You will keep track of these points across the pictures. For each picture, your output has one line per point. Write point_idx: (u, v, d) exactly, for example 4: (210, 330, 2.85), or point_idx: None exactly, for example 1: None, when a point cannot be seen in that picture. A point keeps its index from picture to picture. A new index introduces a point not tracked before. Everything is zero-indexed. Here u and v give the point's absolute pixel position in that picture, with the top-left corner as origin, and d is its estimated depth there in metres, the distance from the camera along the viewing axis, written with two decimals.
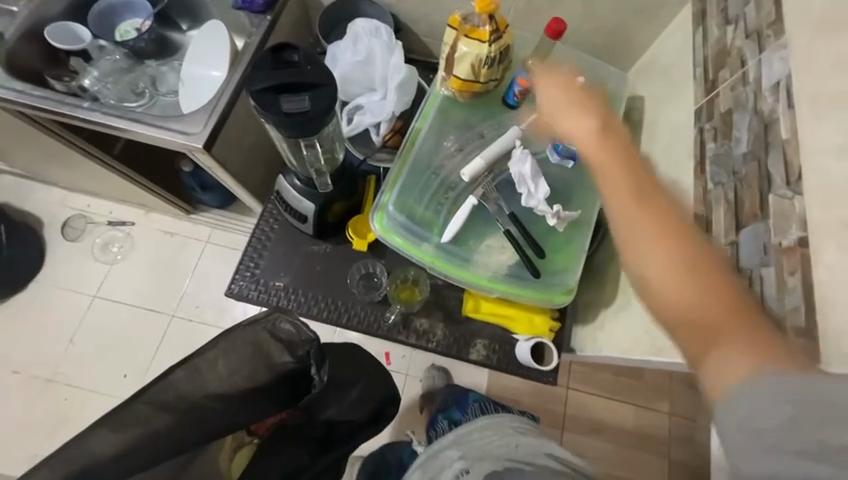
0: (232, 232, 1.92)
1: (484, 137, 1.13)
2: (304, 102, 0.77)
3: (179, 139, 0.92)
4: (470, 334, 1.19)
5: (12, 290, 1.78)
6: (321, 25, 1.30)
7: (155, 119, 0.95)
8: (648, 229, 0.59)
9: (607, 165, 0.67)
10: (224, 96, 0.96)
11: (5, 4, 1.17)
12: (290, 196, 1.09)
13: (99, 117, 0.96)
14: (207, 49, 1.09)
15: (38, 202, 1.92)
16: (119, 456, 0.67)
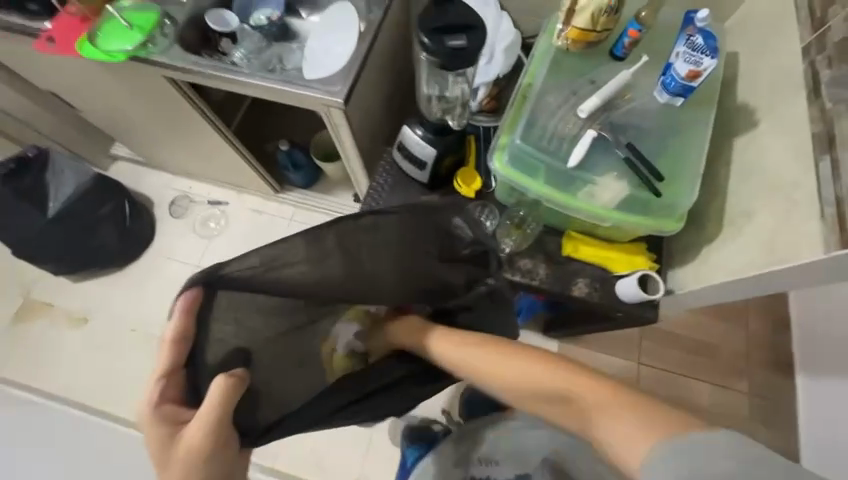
0: (314, 210, 2.10)
1: (596, 83, 0.93)
2: (463, 40, 0.85)
3: (324, 94, 1.06)
4: (572, 274, 1.07)
5: (128, 258, 2.00)
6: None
7: (301, 80, 1.09)
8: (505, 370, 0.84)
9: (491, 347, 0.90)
10: (357, 60, 1.11)
11: None
12: (411, 143, 1.08)
13: (259, 81, 1.10)
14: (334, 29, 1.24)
15: (149, 184, 2.19)
16: (290, 277, 0.78)
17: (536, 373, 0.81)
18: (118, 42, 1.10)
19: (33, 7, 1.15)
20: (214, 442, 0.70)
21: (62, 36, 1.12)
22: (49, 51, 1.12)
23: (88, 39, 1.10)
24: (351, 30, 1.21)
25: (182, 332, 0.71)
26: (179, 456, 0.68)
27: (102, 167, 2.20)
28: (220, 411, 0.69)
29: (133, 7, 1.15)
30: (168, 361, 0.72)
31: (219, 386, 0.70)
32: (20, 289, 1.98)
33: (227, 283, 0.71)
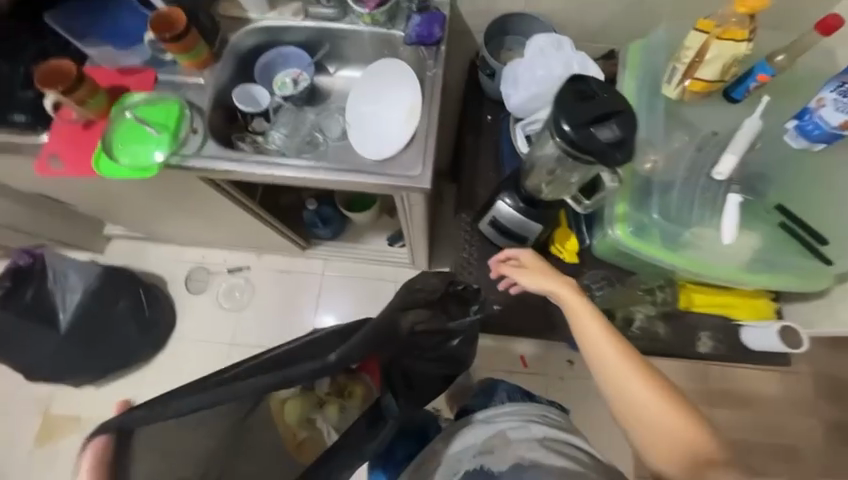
0: (347, 261, 1.95)
1: (718, 134, 0.93)
2: (616, 131, 0.65)
3: (406, 181, 0.93)
4: (693, 330, 1.09)
5: (155, 350, 1.80)
6: (490, 30, 1.10)
7: (372, 167, 0.95)
8: (600, 334, 0.75)
9: (580, 315, 0.78)
10: (431, 135, 0.98)
11: (128, 60, 1.00)
12: (508, 219, 0.96)
13: (321, 172, 0.94)
14: (384, 91, 1.09)
15: (156, 260, 1.96)
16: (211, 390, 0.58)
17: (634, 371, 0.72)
18: (146, 149, 0.93)
19: (21, 118, 0.94)
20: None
21: (70, 151, 0.92)
22: (57, 173, 0.91)
23: (107, 152, 0.92)
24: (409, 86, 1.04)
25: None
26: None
27: (97, 250, 1.96)
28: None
29: (144, 100, 0.96)
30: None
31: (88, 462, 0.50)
32: (36, 405, 1.76)
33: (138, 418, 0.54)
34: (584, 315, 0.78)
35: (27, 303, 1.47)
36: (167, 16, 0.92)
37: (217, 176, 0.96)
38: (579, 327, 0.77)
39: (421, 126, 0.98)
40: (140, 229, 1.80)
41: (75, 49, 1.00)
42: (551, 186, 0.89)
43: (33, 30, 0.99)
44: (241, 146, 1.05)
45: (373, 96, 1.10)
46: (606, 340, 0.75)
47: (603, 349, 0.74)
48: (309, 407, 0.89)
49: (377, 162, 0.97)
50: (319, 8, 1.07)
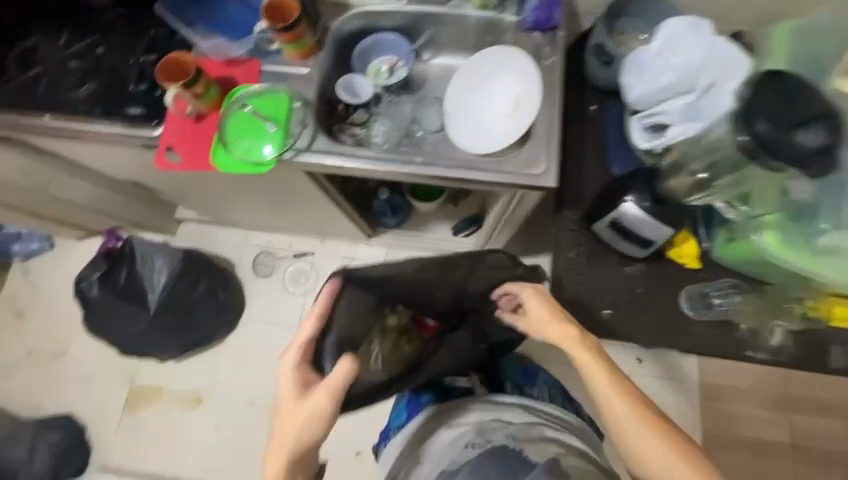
0: (409, 250, 1.93)
1: None
2: (822, 135, 0.77)
3: (530, 181, 0.90)
4: (825, 345, 1.16)
5: (228, 330, 1.87)
6: (607, 12, 1.02)
7: (492, 165, 0.92)
8: (602, 377, 0.81)
9: (585, 360, 0.83)
10: (554, 130, 0.94)
11: (232, 48, 0.97)
12: (633, 221, 0.99)
13: (443, 170, 0.92)
14: (491, 79, 1.03)
15: (224, 244, 2.01)
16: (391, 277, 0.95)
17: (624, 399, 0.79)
18: (261, 144, 0.92)
19: (135, 110, 0.93)
20: (326, 418, 0.80)
21: (185, 146, 0.91)
22: (174, 168, 0.91)
23: (223, 147, 0.91)
24: (524, 76, 0.99)
25: (321, 315, 0.86)
26: (306, 412, 0.80)
27: (168, 232, 2.02)
28: (336, 394, 0.79)
29: (254, 92, 0.94)
30: (307, 337, 0.85)
31: (342, 367, 0.79)
32: (121, 376, 1.88)
33: (358, 278, 0.90)
34: (588, 361, 0.83)
35: (120, 285, 1.54)
36: (281, 5, 0.90)
37: (331, 172, 0.95)
38: (586, 369, 0.83)
39: (539, 119, 0.94)
40: (212, 214, 1.84)
41: (179, 38, 0.98)
42: (714, 191, 0.95)
43: (139, 19, 0.98)
44: (342, 138, 1.03)
45: (478, 84, 1.05)
46: (609, 381, 0.80)
47: (605, 390, 0.80)
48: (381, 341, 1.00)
49: (496, 159, 0.94)
50: None
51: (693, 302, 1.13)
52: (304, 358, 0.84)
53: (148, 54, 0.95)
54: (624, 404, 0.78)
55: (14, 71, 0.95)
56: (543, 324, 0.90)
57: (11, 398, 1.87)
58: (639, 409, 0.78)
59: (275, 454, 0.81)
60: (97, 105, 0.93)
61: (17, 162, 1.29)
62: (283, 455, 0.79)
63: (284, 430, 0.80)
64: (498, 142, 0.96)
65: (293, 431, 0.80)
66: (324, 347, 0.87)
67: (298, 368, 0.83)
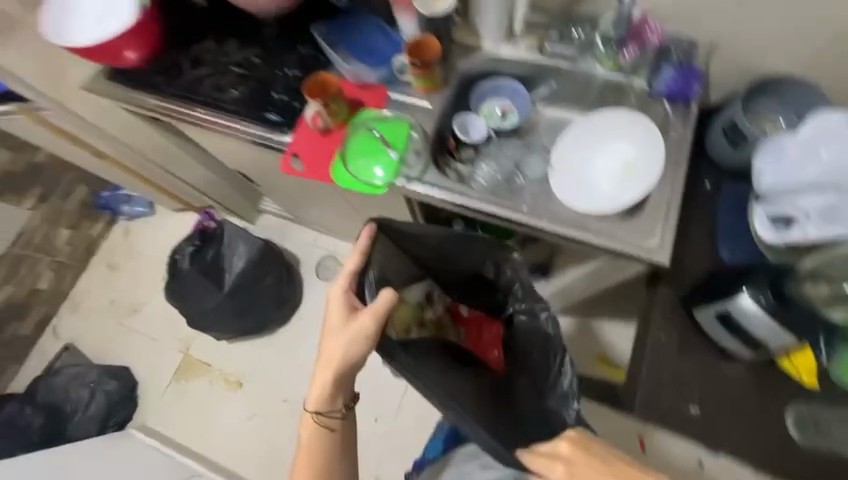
0: None
1: None
2: None
3: (639, 251, 0.91)
4: None
5: (282, 323, 1.95)
6: (744, 95, 1.00)
7: (603, 228, 0.95)
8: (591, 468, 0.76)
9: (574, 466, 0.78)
10: (670, 206, 0.94)
11: (368, 74, 1.04)
12: (752, 318, 0.98)
13: (550, 225, 0.96)
14: (607, 141, 1.03)
15: (295, 241, 2.13)
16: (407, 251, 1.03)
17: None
18: (377, 165, 0.98)
19: (274, 116, 1.03)
20: (372, 337, 0.84)
21: (310, 156, 1.00)
22: (297, 173, 0.99)
23: (343, 163, 0.98)
24: (647, 143, 0.98)
25: (365, 252, 0.92)
26: (354, 331, 0.83)
27: (249, 220, 2.18)
28: (382, 316, 0.83)
29: (380, 116, 1.01)
30: (351, 270, 0.90)
31: (384, 294, 0.83)
32: (179, 343, 2.01)
33: (391, 229, 0.97)
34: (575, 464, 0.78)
35: (207, 262, 1.67)
36: (423, 45, 0.96)
37: (438, 205, 1.00)
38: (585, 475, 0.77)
39: (657, 191, 0.95)
40: (293, 212, 1.96)
41: (323, 58, 1.08)
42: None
43: (296, 38, 1.09)
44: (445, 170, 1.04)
45: (592, 143, 1.04)
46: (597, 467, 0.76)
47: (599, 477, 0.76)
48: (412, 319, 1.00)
49: (606, 222, 0.96)
50: (556, 46, 1.04)
51: (803, 425, 1.04)
52: (350, 286, 0.88)
53: (296, 68, 1.05)
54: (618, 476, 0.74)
55: (182, 68, 1.08)
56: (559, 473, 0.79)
57: (85, 340, 2.07)
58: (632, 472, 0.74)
59: (323, 373, 0.86)
60: (244, 107, 1.05)
61: (156, 142, 1.45)
62: (332, 369, 0.84)
63: (331, 348, 0.84)
64: (607, 204, 0.95)
65: (340, 349, 0.84)
66: (365, 282, 0.91)
67: (344, 297, 0.87)
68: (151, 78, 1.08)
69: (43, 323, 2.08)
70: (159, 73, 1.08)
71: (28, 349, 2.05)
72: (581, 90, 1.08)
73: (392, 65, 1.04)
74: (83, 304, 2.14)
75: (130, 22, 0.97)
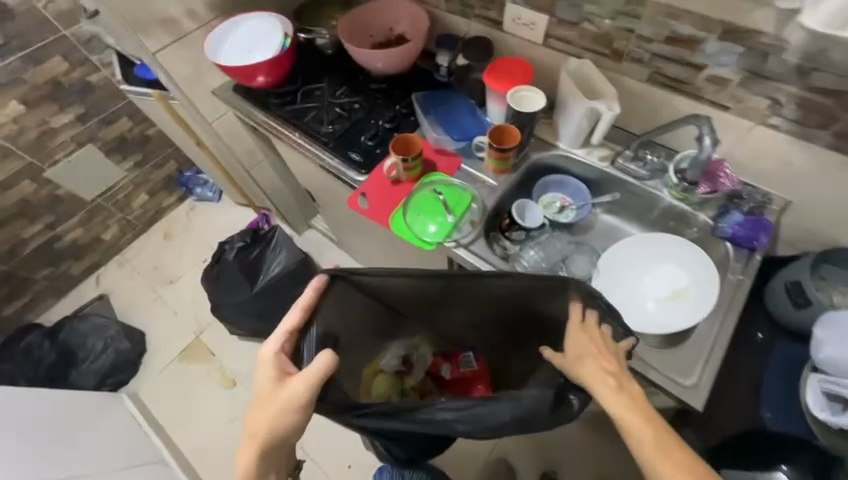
0: None
1: None
2: None
3: (672, 386, 0.85)
4: None
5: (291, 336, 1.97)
6: (816, 258, 0.95)
7: (638, 349, 0.91)
8: (635, 417, 0.68)
9: (618, 401, 0.70)
10: (715, 347, 0.89)
11: (448, 143, 1.15)
12: None
13: None
14: (658, 262, 1.03)
15: (329, 261, 2.22)
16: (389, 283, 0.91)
17: (666, 456, 0.65)
18: (433, 224, 1.05)
19: (355, 157, 1.15)
20: (300, 409, 0.75)
21: (376, 199, 1.09)
22: (360, 210, 1.08)
23: (403, 213, 1.06)
24: (699, 276, 0.97)
25: (309, 307, 0.84)
26: (282, 400, 0.75)
27: (297, 230, 2.31)
28: (315, 381, 0.75)
29: (446, 182, 1.10)
30: (288, 329, 0.83)
31: (321, 360, 0.76)
32: (195, 324, 2.08)
33: (344, 276, 0.89)
34: (621, 401, 0.70)
35: (248, 259, 1.75)
36: (506, 132, 1.05)
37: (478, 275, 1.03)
38: (627, 420, 0.68)
39: (702, 329, 0.91)
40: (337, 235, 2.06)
41: (413, 119, 1.21)
42: None
43: (395, 98, 1.25)
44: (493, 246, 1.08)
45: (644, 261, 1.04)
46: (643, 420, 0.68)
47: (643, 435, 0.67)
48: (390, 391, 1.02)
49: (643, 346, 0.92)
50: (627, 164, 1.07)
51: None
52: (283, 347, 0.82)
53: (388, 122, 1.19)
54: (671, 457, 0.64)
55: (295, 97, 1.25)
56: (591, 373, 0.73)
57: (119, 295, 2.22)
58: (682, 457, 0.64)
59: (249, 445, 0.78)
60: (334, 142, 1.18)
61: (247, 146, 1.64)
62: (258, 441, 0.77)
63: (257, 417, 0.77)
64: (644, 326, 0.94)
65: (265, 421, 0.76)
66: (304, 341, 0.84)
67: (275, 359, 0.80)
68: (268, 98, 1.25)
69: (92, 268, 2.27)
70: (275, 97, 1.26)
71: (70, 288, 2.23)
72: (643, 207, 1.10)
73: (471, 140, 1.14)
74: (131, 262, 2.32)
75: (272, 56, 1.15)
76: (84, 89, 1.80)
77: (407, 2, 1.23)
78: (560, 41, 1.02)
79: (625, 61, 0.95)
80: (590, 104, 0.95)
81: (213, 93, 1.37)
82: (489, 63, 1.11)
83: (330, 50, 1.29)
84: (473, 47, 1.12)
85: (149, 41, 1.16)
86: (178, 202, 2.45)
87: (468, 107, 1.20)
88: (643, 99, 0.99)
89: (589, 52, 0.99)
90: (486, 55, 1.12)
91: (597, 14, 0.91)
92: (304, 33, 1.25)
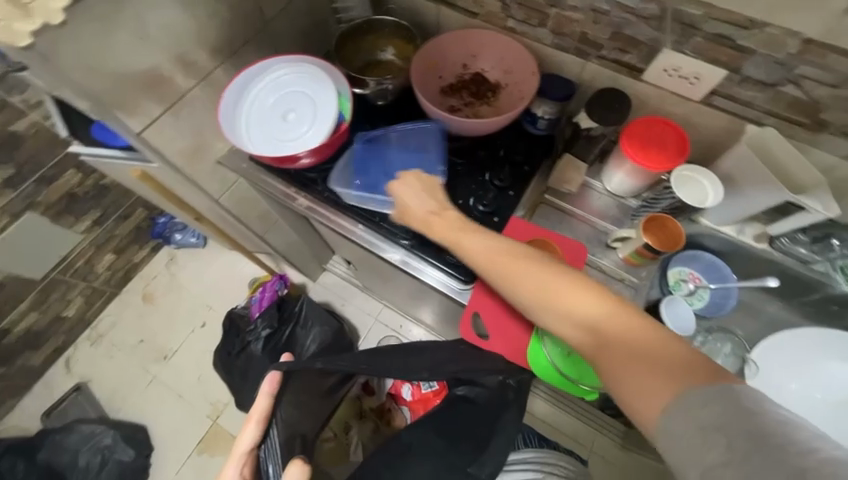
0: (569, 417, 1.49)
1: None
2: None
3: None
4: None
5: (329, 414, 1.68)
6: None
7: None
8: (517, 263, 0.63)
9: (492, 255, 0.67)
10: None
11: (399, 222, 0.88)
12: None
13: None
14: (835, 360, 0.88)
15: (357, 310, 1.82)
16: (385, 350, 0.99)
17: (560, 293, 0.58)
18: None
19: (453, 259, 0.87)
20: None
21: (494, 320, 0.84)
22: (478, 342, 0.83)
23: (543, 349, 0.80)
24: None
25: (265, 415, 0.76)
26: None
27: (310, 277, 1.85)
28: None
29: None
30: (248, 446, 0.75)
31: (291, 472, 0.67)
32: (209, 408, 1.76)
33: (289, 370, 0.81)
34: (499, 254, 0.66)
35: (280, 344, 1.48)
36: (661, 224, 0.83)
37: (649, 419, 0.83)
38: (503, 268, 0.64)
39: None
40: (367, 284, 1.68)
41: (513, 194, 0.92)
42: None
43: (482, 163, 0.95)
44: None
45: (828, 355, 0.88)
46: (525, 265, 0.63)
47: (520, 273, 0.62)
48: (351, 416, 1.38)
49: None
50: (794, 245, 0.87)
51: None
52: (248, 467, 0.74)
53: (485, 205, 0.91)
54: (550, 289, 0.59)
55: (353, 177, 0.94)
56: (463, 230, 0.73)
57: (102, 380, 1.82)
58: (563, 286, 0.58)
59: None
60: (418, 238, 0.89)
61: (261, 210, 1.26)
62: None
63: None
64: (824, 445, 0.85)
65: None
66: (265, 448, 0.75)
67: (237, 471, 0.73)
68: (315, 178, 0.93)
69: (58, 352, 1.84)
70: (327, 174, 0.93)
71: (33, 381, 1.80)
72: (806, 289, 0.91)
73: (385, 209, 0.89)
74: (106, 337, 1.89)
75: (327, 129, 0.83)
76: (7, 142, 1.30)
77: (498, 34, 0.91)
78: (733, 100, 0.76)
79: (828, 133, 0.73)
80: (794, 199, 0.74)
81: (221, 163, 1.00)
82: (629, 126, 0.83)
83: (383, 101, 0.96)
84: (603, 100, 0.84)
85: (130, 119, 0.77)
86: (152, 253, 1.99)
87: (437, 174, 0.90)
88: (835, 175, 0.78)
89: (774, 118, 0.75)
90: (622, 112, 0.83)
91: (815, 78, 0.67)
92: (356, 88, 0.92)
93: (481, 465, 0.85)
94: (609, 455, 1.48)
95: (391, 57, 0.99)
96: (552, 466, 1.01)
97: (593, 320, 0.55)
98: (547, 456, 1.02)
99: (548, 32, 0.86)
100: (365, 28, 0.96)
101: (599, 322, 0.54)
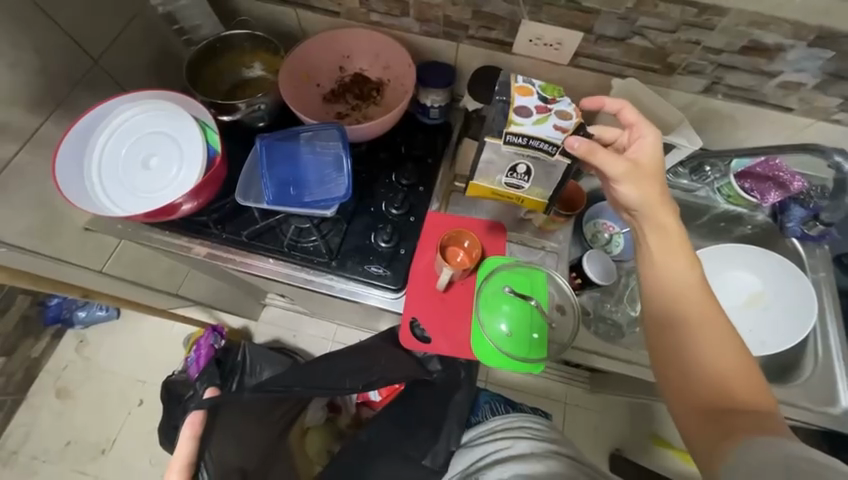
0: (540, 379, 1.54)
1: None
2: None
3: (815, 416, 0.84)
4: None
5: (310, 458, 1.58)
6: None
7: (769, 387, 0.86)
8: (688, 270, 0.60)
9: (666, 248, 0.61)
10: (828, 349, 0.90)
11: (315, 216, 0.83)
12: None
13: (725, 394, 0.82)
14: (738, 266, 0.97)
15: (310, 338, 1.69)
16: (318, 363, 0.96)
17: (709, 319, 0.57)
18: (530, 330, 0.81)
19: (377, 270, 0.84)
20: None
21: (434, 321, 0.82)
22: (423, 347, 0.81)
23: (484, 334, 0.81)
24: (773, 271, 0.96)
25: (190, 458, 0.72)
26: None
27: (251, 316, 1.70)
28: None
29: (509, 267, 0.84)
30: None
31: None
32: None
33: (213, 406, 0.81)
34: (675, 254, 0.61)
35: None
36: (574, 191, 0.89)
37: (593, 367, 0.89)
38: (660, 260, 0.61)
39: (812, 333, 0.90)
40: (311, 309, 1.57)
41: (423, 189, 0.90)
42: None
43: (384, 165, 0.92)
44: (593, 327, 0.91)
45: (732, 265, 0.98)
46: (695, 280, 0.59)
47: (686, 281, 0.59)
48: (330, 442, 1.29)
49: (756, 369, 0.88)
50: (678, 178, 0.97)
51: None
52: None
53: (397, 207, 0.87)
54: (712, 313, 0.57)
55: (251, 211, 0.85)
56: (641, 205, 0.64)
57: None
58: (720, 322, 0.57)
59: None
60: (337, 258, 0.84)
61: (164, 266, 1.11)
62: None
63: None
64: None
65: None
66: None
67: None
68: (206, 221, 0.84)
69: None
70: (218, 214, 0.84)
71: None
72: (700, 212, 1.00)
73: (292, 210, 0.80)
74: (21, 452, 1.61)
75: (200, 168, 0.73)
76: None
77: (365, 31, 0.87)
78: (595, 59, 0.80)
79: (679, 74, 0.79)
80: (665, 140, 0.80)
81: (90, 229, 0.86)
82: (572, 118, 0.66)
83: (264, 123, 0.88)
84: (525, 104, 0.65)
85: None
86: (54, 341, 1.72)
87: (346, 181, 0.81)
88: (693, 109, 0.86)
89: (633, 69, 0.80)
90: (554, 108, 0.66)
91: (655, 26, 0.71)
92: (226, 115, 0.83)
93: (435, 455, 0.94)
94: (583, 402, 1.52)
95: (260, 73, 0.90)
96: (520, 430, 0.91)
97: (722, 359, 0.54)
98: (514, 420, 0.93)
99: (412, 20, 0.83)
100: (219, 47, 0.87)
101: (732, 361, 0.54)
